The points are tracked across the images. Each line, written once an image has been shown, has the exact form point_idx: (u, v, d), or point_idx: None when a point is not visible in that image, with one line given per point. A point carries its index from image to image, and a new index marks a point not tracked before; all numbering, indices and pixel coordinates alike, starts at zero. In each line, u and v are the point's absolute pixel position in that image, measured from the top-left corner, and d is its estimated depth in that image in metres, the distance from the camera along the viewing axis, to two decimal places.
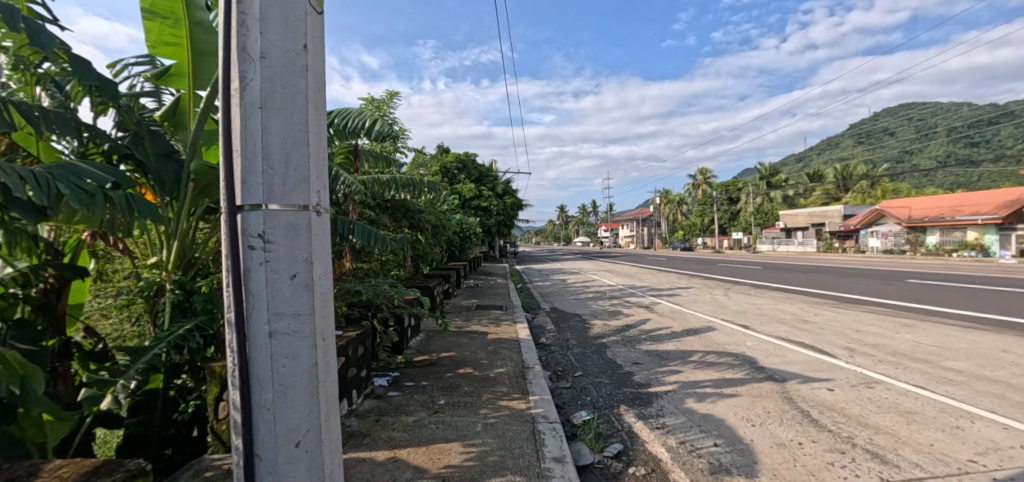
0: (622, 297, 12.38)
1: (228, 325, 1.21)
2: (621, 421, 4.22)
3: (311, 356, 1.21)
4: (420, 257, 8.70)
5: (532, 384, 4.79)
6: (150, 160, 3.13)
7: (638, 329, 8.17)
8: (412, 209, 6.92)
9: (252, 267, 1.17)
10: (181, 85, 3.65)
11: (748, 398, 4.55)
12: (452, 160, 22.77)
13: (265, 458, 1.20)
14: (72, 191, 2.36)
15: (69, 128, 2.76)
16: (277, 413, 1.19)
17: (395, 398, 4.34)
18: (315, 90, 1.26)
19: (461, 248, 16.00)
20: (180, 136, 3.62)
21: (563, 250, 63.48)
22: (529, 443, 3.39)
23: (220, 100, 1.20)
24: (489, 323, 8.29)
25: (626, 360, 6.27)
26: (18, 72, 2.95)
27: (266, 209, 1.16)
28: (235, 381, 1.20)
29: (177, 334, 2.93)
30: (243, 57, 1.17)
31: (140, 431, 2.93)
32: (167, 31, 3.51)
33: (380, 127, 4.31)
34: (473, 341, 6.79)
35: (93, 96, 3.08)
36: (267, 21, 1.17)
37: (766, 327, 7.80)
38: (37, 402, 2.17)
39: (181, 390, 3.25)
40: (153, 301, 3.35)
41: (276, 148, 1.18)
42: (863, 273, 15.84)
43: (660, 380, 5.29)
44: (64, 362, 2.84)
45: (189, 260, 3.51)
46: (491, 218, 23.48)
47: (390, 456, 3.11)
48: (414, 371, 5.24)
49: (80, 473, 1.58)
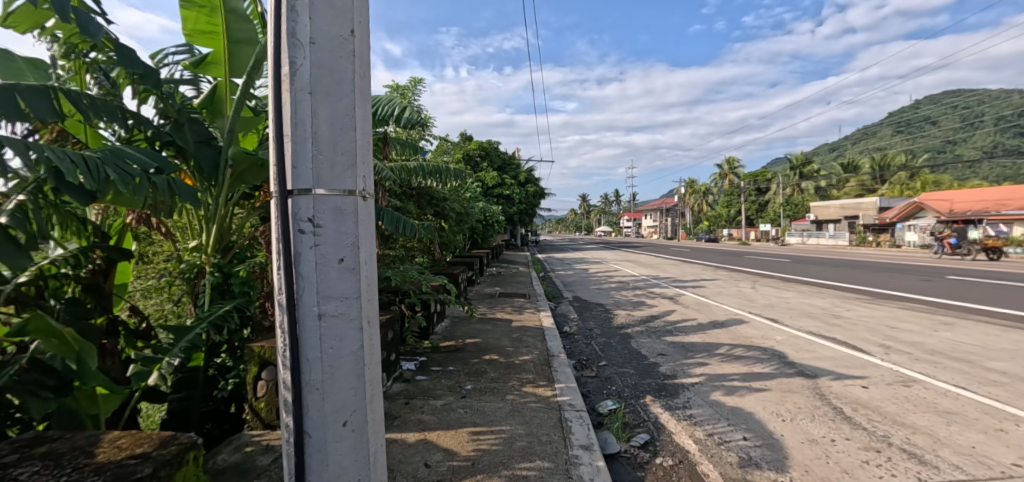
0: (646, 287, 12.26)
1: (279, 305, 1.23)
2: (647, 412, 4.21)
3: (357, 339, 1.23)
4: (444, 245, 8.76)
5: (558, 372, 4.81)
6: (190, 146, 3.23)
7: (662, 320, 8.09)
8: (437, 196, 6.97)
9: (302, 251, 1.20)
10: (218, 73, 3.74)
11: (778, 393, 4.48)
12: (475, 147, 22.75)
13: (314, 436, 1.23)
14: (119, 175, 2.45)
15: (115, 115, 2.85)
16: (325, 393, 1.22)
17: (422, 382, 4.41)
18: (361, 77, 1.26)
19: (483, 236, 16.04)
20: (217, 123, 3.69)
21: (587, 240, 63.12)
22: (556, 430, 3.41)
23: (270, 85, 1.22)
24: (512, 310, 8.34)
25: (651, 350, 6.23)
26: (70, 62, 3.10)
27: (315, 194, 1.18)
28: (286, 361, 1.23)
29: (216, 315, 3.07)
30: (293, 43, 1.18)
31: (181, 406, 3.07)
32: (203, 20, 3.59)
33: (409, 115, 4.33)
34: (498, 328, 6.85)
35: (136, 84, 3.20)
36: (316, 7, 1.18)
37: (796, 321, 7.62)
38: (92, 375, 2.30)
39: (221, 368, 3.42)
40: (193, 284, 3.48)
41: (325, 134, 1.20)
42: (900, 268, 15.27)
43: (687, 372, 5.23)
44: (112, 340, 2.99)
45: (226, 244, 3.63)
46: (513, 208, 23.54)
47: (419, 438, 3.18)
48: (440, 357, 5.31)
49: (138, 444, 1.66)
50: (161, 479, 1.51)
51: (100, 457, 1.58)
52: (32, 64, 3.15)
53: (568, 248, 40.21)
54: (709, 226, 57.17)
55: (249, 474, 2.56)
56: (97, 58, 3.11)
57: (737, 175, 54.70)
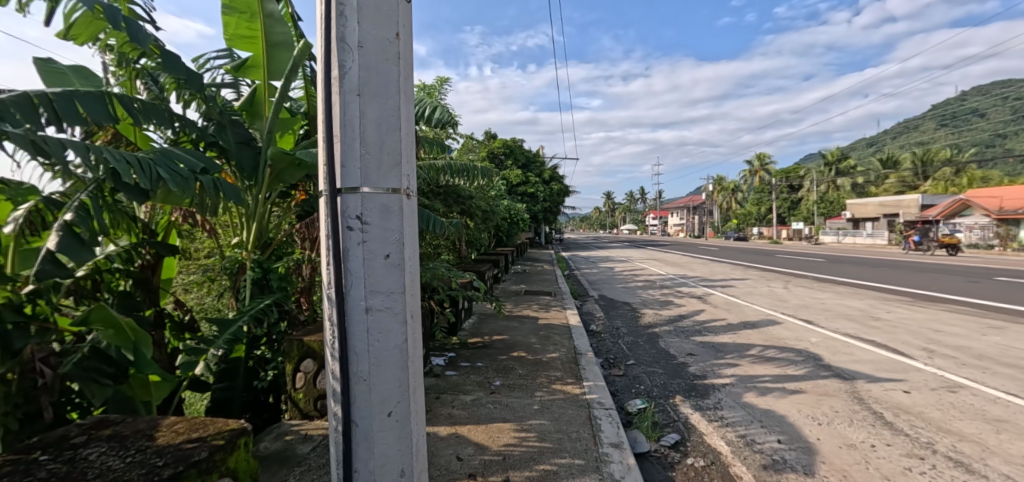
0: (673, 286, 12.09)
1: (328, 299, 1.28)
2: (677, 412, 4.17)
3: (402, 332, 1.28)
4: (471, 242, 8.84)
5: (586, 370, 4.81)
6: (232, 147, 3.37)
7: (691, 320, 7.97)
8: (463, 194, 7.05)
9: (350, 247, 1.24)
10: (257, 76, 3.87)
11: (814, 396, 4.37)
12: (499, 145, 22.89)
13: (361, 425, 1.27)
14: (170, 175, 2.58)
15: (163, 118, 2.99)
16: (371, 384, 1.26)
17: (452, 377, 4.48)
18: (405, 78, 1.30)
19: (508, 234, 16.14)
20: (257, 125, 3.82)
21: (613, 238, 62.46)
22: (585, 428, 3.42)
23: (319, 88, 1.26)
24: (539, 308, 8.35)
25: (680, 350, 6.15)
26: (122, 68, 3.27)
27: (362, 192, 1.23)
28: (335, 352, 1.28)
29: (257, 309, 3.21)
30: (342, 47, 1.23)
31: (223, 396, 3.22)
32: (243, 25, 3.72)
33: (439, 115, 4.39)
34: (524, 325, 6.88)
35: (182, 88, 3.34)
36: (363, 11, 1.22)
37: (832, 322, 7.40)
38: (147, 363, 2.45)
39: (260, 360, 3.54)
40: (235, 279, 3.62)
41: (372, 134, 1.24)
42: (945, 269, 14.58)
43: (718, 373, 5.15)
44: (159, 331, 3.13)
45: (265, 241, 3.76)
46: (538, 205, 23.55)
47: (450, 432, 3.24)
48: (469, 352, 5.38)
49: (193, 429, 1.75)
50: (216, 462, 1.60)
51: (161, 441, 1.68)
52: (79, 73, 3.38)
53: (594, 246, 39.98)
54: (740, 225, 55.84)
55: (290, 461, 2.66)
56: (146, 65, 3.27)
57: (769, 172, 53.21)
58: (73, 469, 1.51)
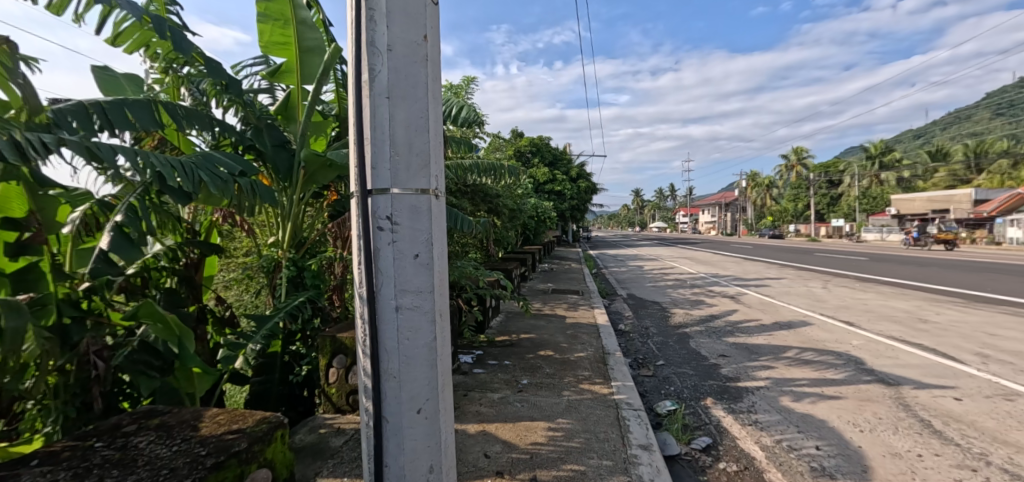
0: (705, 286, 11.84)
1: (360, 297, 1.32)
2: (708, 414, 4.09)
3: (431, 331, 1.29)
4: (498, 241, 8.88)
5: (614, 370, 4.77)
6: (268, 150, 3.49)
7: (723, 320, 7.80)
8: (490, 193, 7.08)
9: (381, 247, 1.27)
10: (291, 81, 3.98)
11: (855, 401, 4.21)
12: (526, 143, 22.94)
13: (391, 421, 1.30)
14: (210, 178, 2.69)
15: (205, 123, 3.11)
16: (401, 381, 1.29)
17: (479, 374, 4.52)
18: (434, 80, 1.31)
19: (535, 233, 16.16)
20: (291, 128, 3.93)
21: (642, 236, 61.61)
22: (614, 428, 3.39)
23: (351, 91, 1.29)
24: (567, 307, 8.32)
25: (712, 351, 6.03)
26: (167, 76, 3.42)
27: (392, 193, 1.25)
28: (366, 350, 1.31)
29: (292, 305, 3.32)
30: (372, 51, 1.25)
31: (261, 388, 3.37)
32: (277, 32, 3.83)
33: (465, 114, 4.43)
34: (552, 324, 6.87)
35: (223, 94, 3.47)
36: (393, 15, 1.24)
37: (874, 324, 7.11)
38: (190, 357, 2.56)
39: (295, 355, 3.65)
40: (271, 276, 3.74)
41: (401, 136, 1.26)
42: (1000, 269, 13.78)
43: (751, 375, 5.02)
44: (203, 326, 3.22)
45: (300, 240, 3.88)
46: (565, 203, 23.44)
47: (478, 429, 3.27)
48: (496, 350, 5.41)
49: (233, 420, 1.83)
50: (255, 453, 1.66)
51: (204, 431, 1.76)
52: (129, 78, 3.56)
53: (623, 244, 39.55)
54: (775, 222, 54.23)
55: (324, 453, 2.74)
56: (190, 72, 3.42)
57: (806, 168, 51.50)
58: (125, 455, 1.61)
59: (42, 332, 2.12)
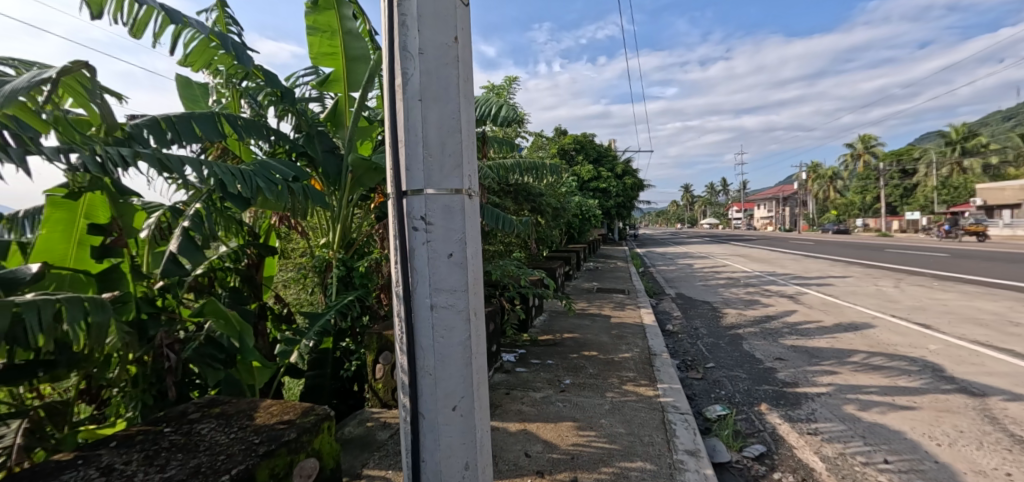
0: (760, 285, 11.34)
1: (397, 296, 1.35)
2: (762, 421, 3.92)
3: (465, 329, 1.31)
4: (541, 240, 8.87)
5: (661, 372, 4.65)
6: (319, 156, 3.65)
7: (780, 321, 7.44)
8: (533, 192, 7.07)
9: (415, 247, 1.30)
10: (338, 90, 4.12)
11: (931, 412, 3.91)
12: (569, 141, 22.84)
13: (427, 417, 1.32)
14: (267, 184, 2.83)
15: (262, 132, 3.28)
16: (437, 378, 1.31)
17: (522, 373, 4.53)
18: (465, 81, 1.32)
19: (579, 231, 16.03)
20: (338, 134, 4.08)
21: (690, 233, 59.89)
22: (659, 432, 3.31)
23: (386, 96, 1.33)
24: (612, 307, 8.20)
25: (767, 354, 5.77)
26: (228, 89, 3.64)
27: (426, 193, 1.27)
28: (403, 347, 1.34)
29: (342, 303, 3.47)
30: (404, 55, 1.28)
31: (314, 382, 3.56)
32: (326, 43, 3.99)
33: (505, 113, 4.44)
34: (596, 324, 6.79)
35: (278, 104, 3.65)
36: (423, 19, 1.26)
37: (955, 328, 6.56)
38: (250, 351, 2.71)
39: (345, 351, 3.80)
40: (323, 276, 3.91)
41: (433, 137, 1.28)
42: None
43: (812, 381, 4.76)
44: (263, 322, 3.43)
45: (349, 241, 4.02)
46: (611, 201, 23.09)
47: (520, 428, 3.28)
48: (539, 350, 5.40)
49: (285, 412, 1.92)
50: (304, 443, 1.74)
51: (258, 420, 1.86)
52: (203, 88, 4.01)
53: (670, 241, 38.54)
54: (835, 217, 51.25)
55: (370, 446, 2.83)
56: (248, 85, 3.63)
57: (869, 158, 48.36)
58: (189, 441, 1.73)
59: (123, 326, 2.29)
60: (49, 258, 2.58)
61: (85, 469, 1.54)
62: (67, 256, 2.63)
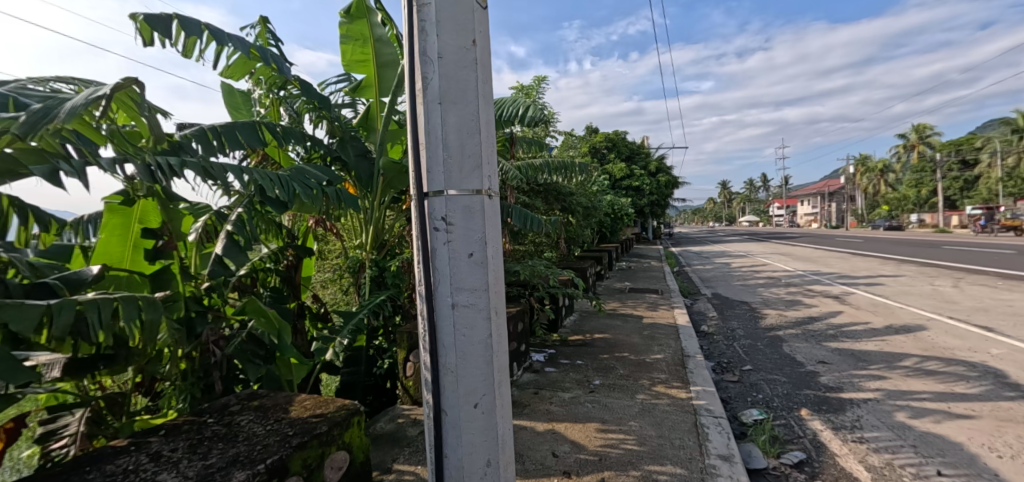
0: (803, 284, 10.94)
1: (419, 295, 1.38)
2: (803, 427, 3.79)
3: (486, 328, 1.33)
4: (572, 240, 8.84)
5: (694, 374, 4.56)
6: (352, 160, 3.76)
7: (824, 323, 7.17)
8: (563, 191, 7.05)
9: (437, 247, 1.32)
10: (370, 96, 4.23)
11: (990, 422, 3.69)
12: (601, 139, 22.67)
13: (450, 414, 1.35)
14: (303, 188, 2.94)
15: (299, 139, 3.39)
16: (459, 376, 1.33)
17: (551, 373, 4.53)
18: (484, 83, 1.34)
19: (612, 230, 15.88)
20: (370, 139, 4.19)
21: (726, 232, 58.33)
22: (691, 435, 3.25)
23: (408, 100, 1.36)
24: (645, 307, 8.08)
25: (809, 357, 5.57)
26: (267, 98, 3.79)
27: (446, 194, 1.30)
28: (426, 345, 1.37)
29: (375, 302, 3.55)
30: (424, 60, 1.30)
31: (349, 379, 3.66)
32: (357, 51, 4.10)
33: (532, 113, 4.45)
34: (628, 324, 6.71)
35: (313, 111, 3.78)
36: (442, 24, 1.29)
37: (1020, 331, 6.15)
38: (288, 347, 2.81)
39: (378, 349, 3.89)
40: (357, 276, 4.02)
41: (453, 139, 1.30)
42: None
43: (857, 386, 4.57)
44: (301, 321, 3.56)
45: (382, 242, 4.11)
46: (644, 199, 22.75)
47: (548, 428, 3.29)
48: (569, 350, 5.39)
49: (317, 406, 1.99)
50: (335, 436, 1.80)
51: (293, 413, 1.94)
52: (244, 97, 4.18)
53: (706, 240, 37.65)
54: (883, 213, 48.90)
55: (401, 442, 2.90)
56: (285, 93, 3.77)
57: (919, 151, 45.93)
58: (229, 431, 1.81)
59: (173, 323, 2.41)
60: (107, 260, 2.75)
61: (137, 455, 1.65)
62: (124, 259, 2.80)
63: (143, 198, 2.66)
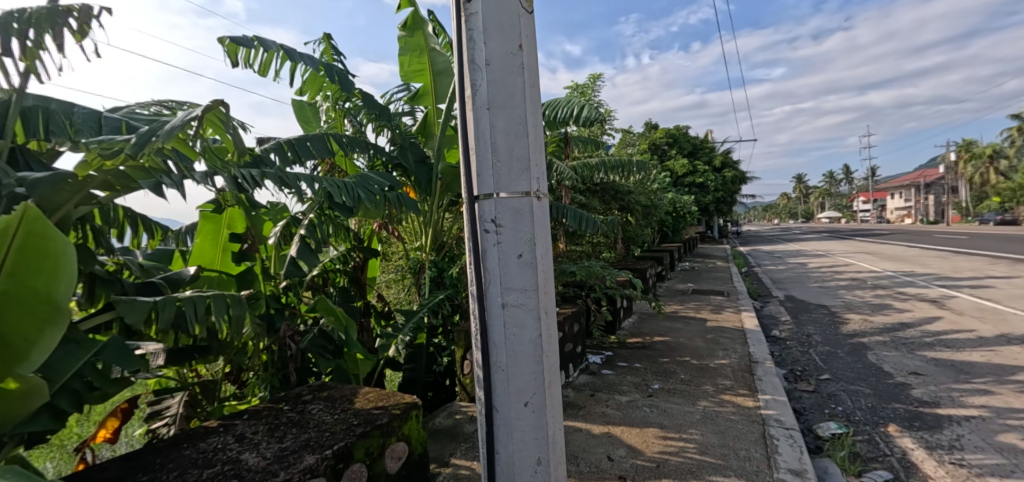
0: (892, 287, 10.05)
1: (472, 294, 1.43)
2: (890, 445, 3.51)
3: (536, 327, 1.35)
4: (631, 240, 8.67)
5: (763, 381, 4.34)
6: (411, 165, 3.91)
7: (917, 329, 6.56)
8: (621, 190, 6.94)
9: (487, 248, 1.37)
10: (427, 104, 4.38)
11: None
12: (661, 135, 22.08)
13: (501, 411, 1.39)
14: (366, 193, 3.10)
15: (362, 147, 3.58)
16: (509, 374, 1.37)
17: (608, 376, 4.48)
18: (531, 87, 1.37)
19: (673, 229, 15.40)
20: (428, 145, 4.34)
21: (799, 229, 54.85)
22: (758, 447, 3.11)
23: (459, 107, 1.42)
24: (709, 309, 7.78)
25: (899, 368, 5.13)
26: (333, 111, 4.03)
27: (496, 197, 1.34)
28: (477, 343, 1.42)
29: (435, 302, 3.67)
30: (472, 68, 1.36)
31: (411, 375, 3.81)
32: (414, 62, 4.26)
33: (587, 113, 4.42)
34: (690, 327, 6.49)
35: (375, 121, 3.97)
36: (489, 32, 1.33)
37: None
38: (354, 343, 2.98)
39: (438, 347, 4.02)
40: (417, 276, 4.18)
41: (502, 142, 1.34)
42: None
43: (957, 402, 4.16)
44: (367, 319, 3.75)
45: (440, 243, 4.25)
46: (708, 196, 21.86)
47: (604, 431, 3.26)
48: (627, 352, 5.30)
49: (379, 399, 2.10)
50: (395, 427, 1.89)
51: (358, 404, 2.06)
52: (313, 111, 4.47)
53: (778, 238, 35.50)
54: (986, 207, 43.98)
55: (458, 437, 2.98)
56: (349, 105, 3.99)
57: None
58: (302, 418, 1.96)
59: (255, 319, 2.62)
60: (202, 262, 3.04)
61: (225, 435, 1.82)
62: (214, 261, 3.08)
63: (230, 206, 2.92)
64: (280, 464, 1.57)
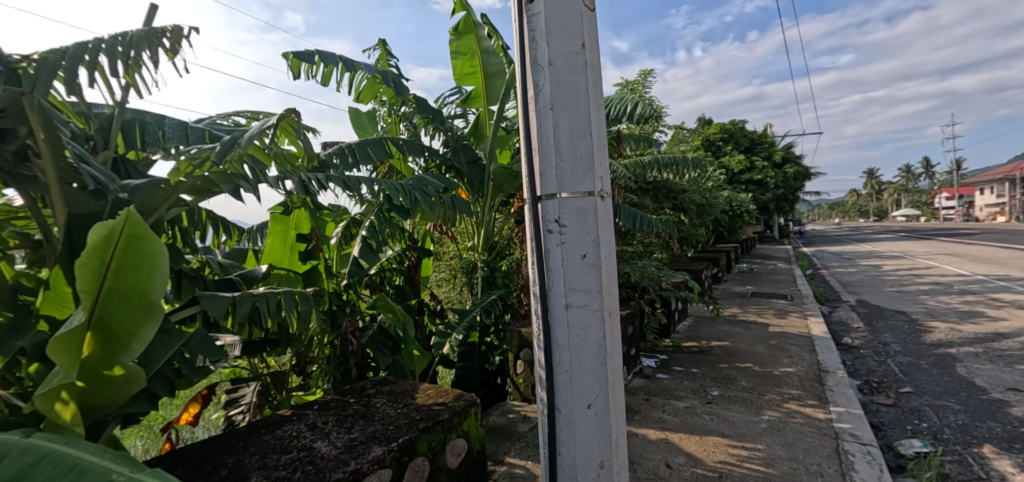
0: (984, 293, 9.15)
1: (534, 294, 1.43)
2: (984, 468, 3.20)
3: (599, 328, 1.33)
4: (686, 240, 8.39)
5: (834, 392, 4.08)
6: (464, 167, 3.96)
7: (1015, 340, 5.94)
8: (675, 189, 6.73)
9: (551, 248, 1.36)
10: (478, 106, 4.43)
11: None
12: (717, 131, 21.24)
13: (563, 411, 1.37)
14: (421, 194, 3.17)
15: (417, 150, 3.66)
16: (572, 375, 1.35)
17: (664, 380, 4.35)
18: (594, 85, 1.35)
19: (730, 229, 14.78)
20: (481, 146, 4.38)
21: (871, 229, 51.16)
22: (831, 462, 2.92)
23: (521, 107, 1.42)
24: (770, 314, 7.40)
25: (994, 383, 4.67)
26: (389, 116, 4.15)
27: (560, 197, 1.33)
28: (540, 343, 1.41)
29: (487, 301, 3.71)
30: (535, 68, 1.35)
31: (464, 373, 3.86)
32: (465, 64, 4.32)
33: (641, 110, 4.31)
34: (750, 332, 6.20)
35: (429, 124, 4.05)
36: (552, 31, 1.32)
37: None
38: (411, 340, 3.05)
39: (491, 346, 4.05)
40: (470, 276, 4.23)
41: (565, 142, 1.33)
42: None
43: None
44: (422, 317, 3.84)
45: (492, 243, 4.28)
46: (768, 194, 20.82)
47: (660, 437, 3.17)
48: (683, 356, 5.13)
49: (438, 395, 2.14)
50: (455, 423, 1.91)
51: (419, 399, 2.10)
52: (370, 116, 4.62)
53: (848, 238, 33.23)
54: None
55: (512, 436, 2.99)
56: (404, 110, 4.10)
57: None
58: (366, 411, 2.02)
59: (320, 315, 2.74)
60: (272, 260, 3.22)
61: (298, 424, 1.91)
62: (283, 259, 3.25)
63: (297, 208, 3.07)
64: (349, 453, 1.63)
